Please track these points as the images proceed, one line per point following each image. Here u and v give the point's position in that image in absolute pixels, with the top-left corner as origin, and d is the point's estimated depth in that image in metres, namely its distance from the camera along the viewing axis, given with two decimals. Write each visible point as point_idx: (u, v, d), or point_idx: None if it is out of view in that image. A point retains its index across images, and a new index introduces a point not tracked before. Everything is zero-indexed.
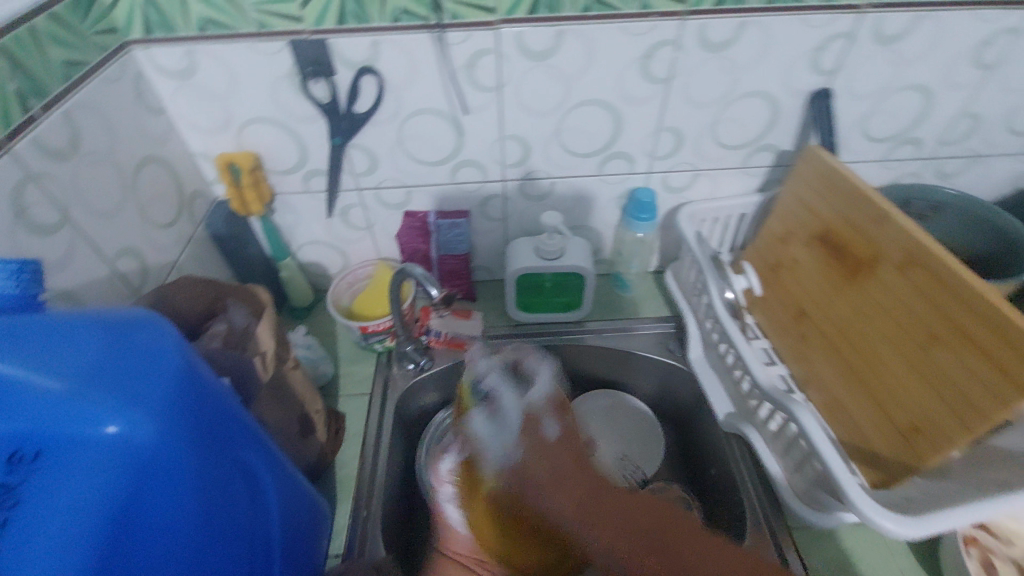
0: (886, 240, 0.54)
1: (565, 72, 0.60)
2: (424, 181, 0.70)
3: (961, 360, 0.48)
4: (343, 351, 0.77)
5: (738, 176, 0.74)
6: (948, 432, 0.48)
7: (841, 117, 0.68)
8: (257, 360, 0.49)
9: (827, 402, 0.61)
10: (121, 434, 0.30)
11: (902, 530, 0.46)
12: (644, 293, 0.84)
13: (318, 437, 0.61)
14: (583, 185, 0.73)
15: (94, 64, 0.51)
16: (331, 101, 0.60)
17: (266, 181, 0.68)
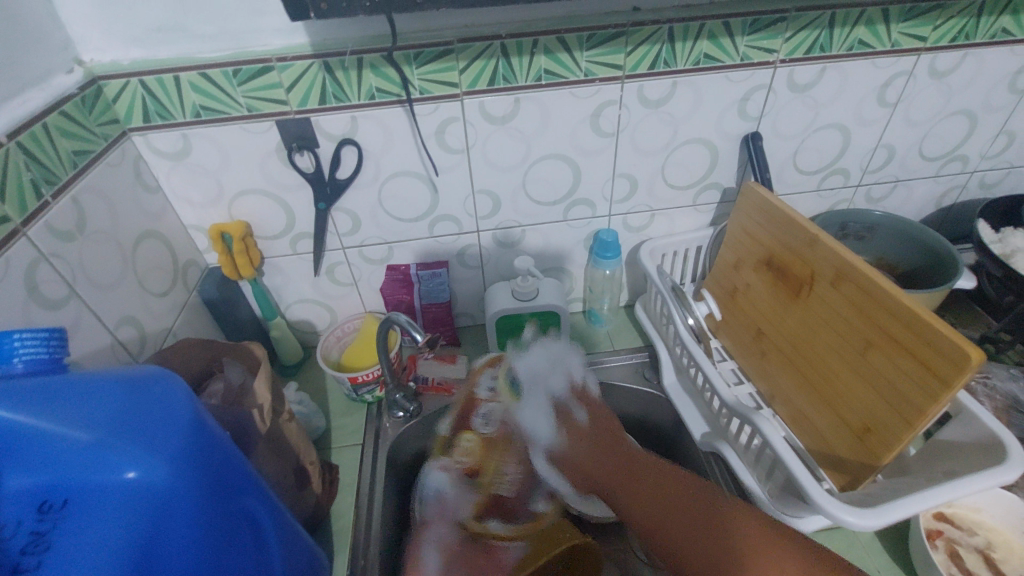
0: (819, 260, 0.61)
1: (525, 133, 0.67)
2: (404, 236, 0.76)
3: (894, 362, 0.53)
4: (334, 404, 0.80)
5: (691, 213, 0.82)
6: (895, 431, 0.53)
7: (774, 154, 0.76)
8: (255, 413, 0.52)
9: (793, 413, 0.66)
10: (140, 479, 0.33)
11: (863, 522, 0.49)
12: (618, 328, 0.90)
13: (313, 488, 0.62)
14: (551, 231, 0.79)
15: (98, 152, 0.56)
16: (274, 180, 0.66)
17: (256, 247, 0.73)
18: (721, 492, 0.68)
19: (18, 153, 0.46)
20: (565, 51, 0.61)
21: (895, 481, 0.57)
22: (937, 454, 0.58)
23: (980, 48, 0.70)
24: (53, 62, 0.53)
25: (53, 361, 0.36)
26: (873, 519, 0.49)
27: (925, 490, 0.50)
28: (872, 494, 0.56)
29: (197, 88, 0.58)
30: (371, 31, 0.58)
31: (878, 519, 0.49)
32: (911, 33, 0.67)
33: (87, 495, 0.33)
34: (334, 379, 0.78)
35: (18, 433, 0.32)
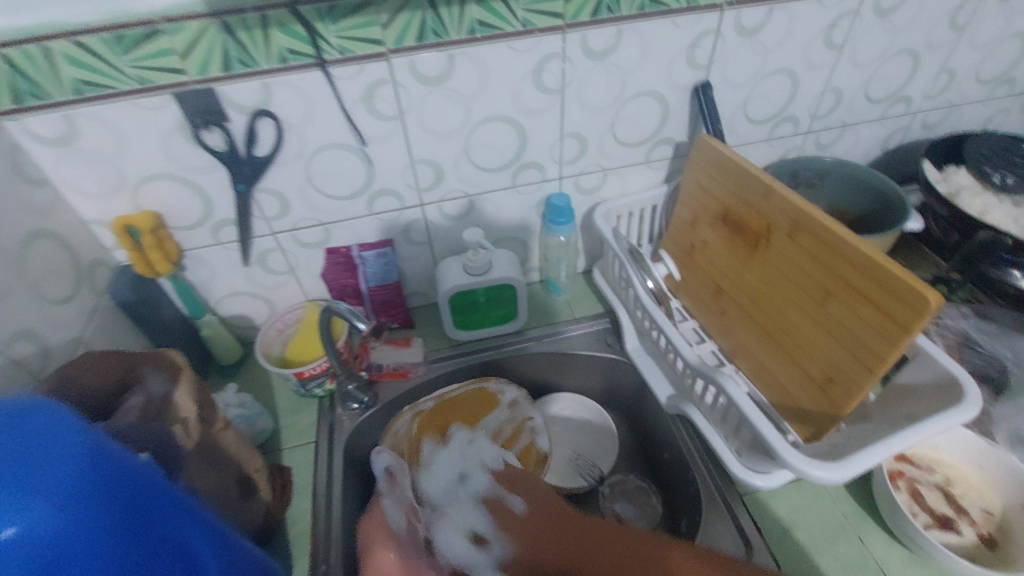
0: (774, 211, 0.59)
1: (621, 68, 0.64)
2: (485, 188, 0.72)
3: (853, 310, 0.52)
4: (280, 402, 0.73)
5: (762, 148, 0.80)
6: (857, 378, 0.53)
7: (847, 84, 0.75)
8: (178, 429, 0.46)
9: (755, 368, 0.66)
10: (16, 530, 0.29)
11: (871, 461, 0.49)
12: (576, 295, 0.86)
13: (261, 495, 0.57)
14: (631, 173, 0.77)
15: (127, 92, 0.52)
16: (229, 147, 0.58)
17: (171, 239, 0.64)
18: (691, 465, 0.66)
19: None
20: None
21: (859, 428, 0.58)
22: (894, 398, 0.58)
23: None
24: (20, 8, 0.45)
25: None
26: (841, 472, 0.49)
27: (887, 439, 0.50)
28: (836, 444, 0.57)
29: (286, 30, 0.51)
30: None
31: (847, 471, 0.48)
32: None
33: None
34: (279, 375, 0.71)
35: None
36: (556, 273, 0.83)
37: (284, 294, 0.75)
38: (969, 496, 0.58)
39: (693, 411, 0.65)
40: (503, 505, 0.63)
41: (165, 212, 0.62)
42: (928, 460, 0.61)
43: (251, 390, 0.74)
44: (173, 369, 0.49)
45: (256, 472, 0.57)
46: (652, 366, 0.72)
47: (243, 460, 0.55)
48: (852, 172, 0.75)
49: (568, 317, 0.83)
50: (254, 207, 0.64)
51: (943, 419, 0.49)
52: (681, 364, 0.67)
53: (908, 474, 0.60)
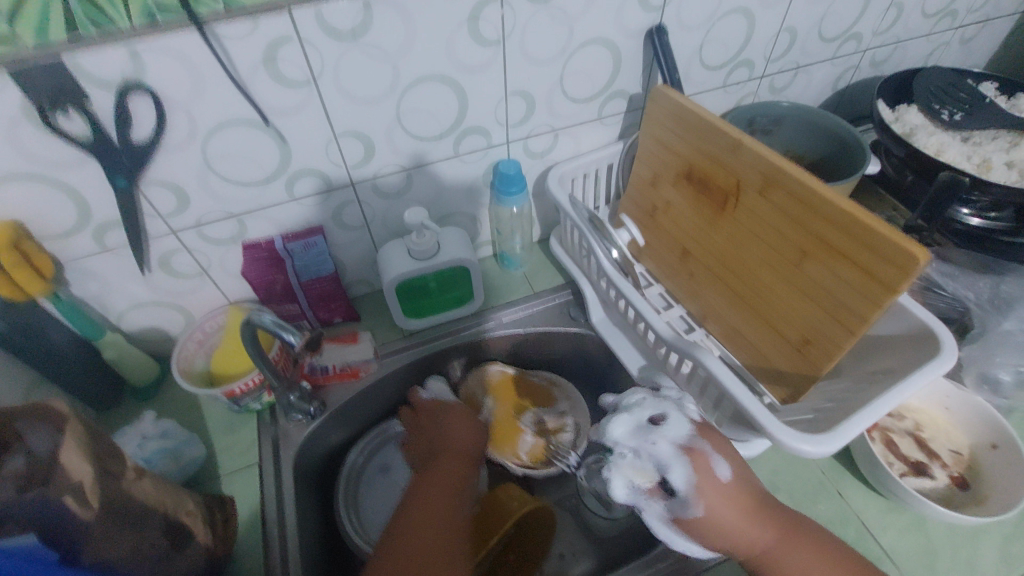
0: (744, 168, 0.54)
1: (568, 13, 0.56)
2: (426, 159, 0.63)
3: (833, 270, 0.49)
4: (214, 422, 0.63)
5: (718, 95, 0.75)
6: (837, 339, 0.51)
7: (802, 22, 0.70)
8: (69, 500, 0.36)
9: (729, 332, 0.63)
10: None
11: (859, 425, 0.47)
12: (535, 267, 0.80)
13: (199, 540, 0.49)
14: (584, 133, 0.70)
15: None
16: (95, 134, 0.46)
17: (40, 251, 0.52)
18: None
19: None
20: None
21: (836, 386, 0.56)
22: (871, 351, 0.56)
23: None
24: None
25: None
26: (831, 442, 0.46)
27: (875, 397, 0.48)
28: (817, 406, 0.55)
29: None
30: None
31: (836, 441, 0.46)
32: None
33: None
34: (207, 394, 0.62)
35: None
36: (512, 247, 0.77)
37: (201, 299, 0.65)
38: (938, 439, 0.59)
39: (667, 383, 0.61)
40: (709, 468, 0.44)
41: (28, 220, 0.50)
42: (898, 408, 0.61)
43: (178, 413, 0.64)
44: (52, 422, 0.40)
45: (190, 516, 0.49)
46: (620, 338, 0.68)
47: (169, 506, 0.46)
48: (811, 117, 0.72)
49: (528, 293, 0.77)
50: (144, 202, 0.53)
51: (920, 375, 0.48)
52: (652, 336, 0.63)
53: (880, 424, 0.60)
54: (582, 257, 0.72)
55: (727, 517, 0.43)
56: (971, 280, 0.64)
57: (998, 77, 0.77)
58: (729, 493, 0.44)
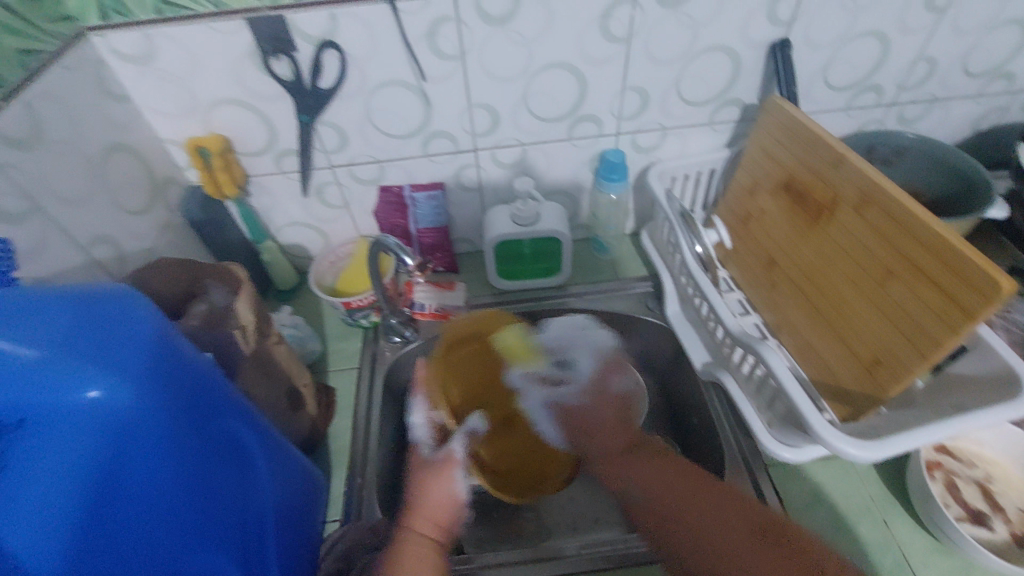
0: (844, 183, 0.55)
1: (695, 19, 0.61)
2: (542, 138, 0.71)
3: (916, 293, 0.49)
4: (329, 328, 0.77)
5: (839, 117, 0.75)
6: (907, 362, 0.50)
7: (945, 53, 0.69)
8: (239, 334, 0.49)
9: (798, 344, 0.63)
10: (101, 399, 0.30)
11: (906, 444, 0.48)
12: (622, 255, 0.85)
13: (308, 410, 0.61)
14: (693, 135, 0.74)
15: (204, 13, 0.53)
16: (295, 78, 0.59)
17: (238, 164, 0.67)
18: (719, 433, 0.66)
19: None
20: None
21: (897, 414, 0.55)
22: (947, 387, 0.55)
23: None
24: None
25: None
26: (873, 452, 0.47)
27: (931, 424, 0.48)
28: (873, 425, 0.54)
29: None
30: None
31: (879, 452, 0.47)
32: None
33: (47, 413, 0.30)
34: (329, 304, 0.75)
35: None
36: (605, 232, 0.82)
37: (339, 227, 0.78)
38: (1007, 494, 0.56)
39: (727, 380, 0.63)
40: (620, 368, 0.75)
41: (234, 138, 0.65)
42: (970, 455, 0.59)
43: (304, 316, 0.78)
44: (232, 283, 0.53)
45: (304, 388, 0.61)
46: (690, 331, 0.70)
47: (294, 375, 0.59)
48: (934, 152, 0.70)
49: (612, 278, 0.82)
50: (314, 138, 0.66)
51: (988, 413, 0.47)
52: (721, 332, 0.64)
53: (945, 465, 0.58)
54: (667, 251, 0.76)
55: (597, 410, 0.72)
56: None
57: None
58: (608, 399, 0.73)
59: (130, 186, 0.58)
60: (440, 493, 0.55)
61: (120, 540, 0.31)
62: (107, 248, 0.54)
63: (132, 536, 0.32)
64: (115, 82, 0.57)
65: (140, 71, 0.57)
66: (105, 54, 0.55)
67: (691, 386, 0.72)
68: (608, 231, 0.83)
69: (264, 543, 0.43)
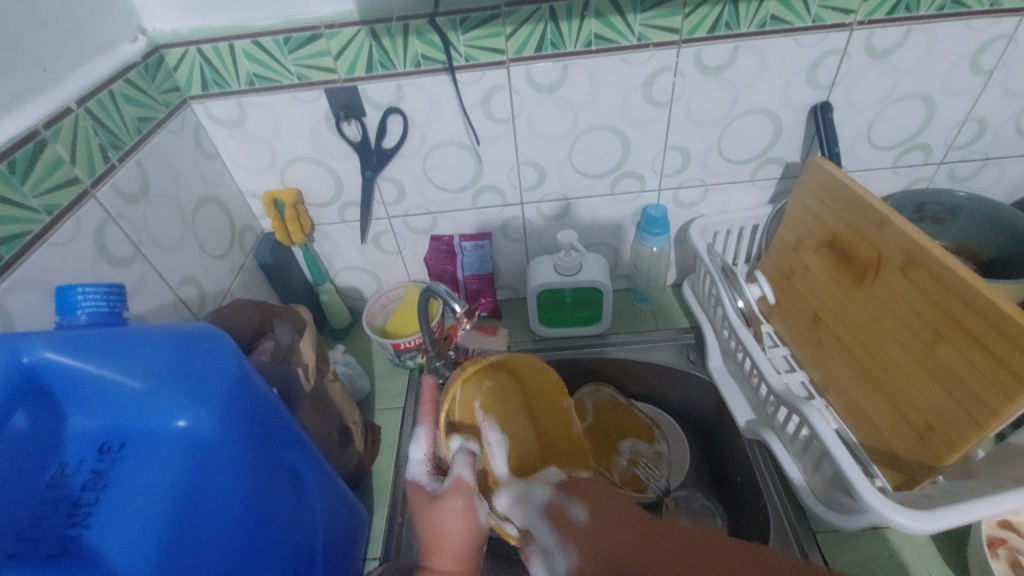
0: (888, 243, 0.55)
1: (734, 85, 0.64)
2: (585, 193, 0.74)
3: (966, 358, 0.48)
4: (378, 367, 0.80)
5: (886, 175, 0.75)
6: (960, 430, 0.48)
7: (996, 114, 0.68)
8: (301, 371, 0.54)
9: (847, 405, 0.61)
10: (187, 427, 0.35)
11: (969, 515, 0.45)
12: (664, 306, 0.86)
13: (356, 446, 0.64)
14: (735, 191, 0.76)
15: (287, 85, 0.61)
16: (362, 139, 0.66)
17: (307, 214, 0.73)
18: (765, 495, 0.63)
19: (88, 119, 0.48)
20: None
21: (957, 483, 0.52)
22: (1012, 459, 0.51)
23: None
24: (115, 30, 0.55)
25: (114, 315, 0.38)
26: (924, 521, 0.45)
27: (986, 497, 0.45)
28: (929, 495, 0.51)
29: (421, 36, 0.58)
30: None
31: (932, 522, 0.45)
32: None
33: (144, 438, 0.35)
34: (379, 344, 0.79)
35: (86, 382, 0.33)
36: (646, 284, 0.83)
37: (392, 272, 0.83)
38: None
39: (772, 439, 0.61)
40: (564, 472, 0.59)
41: (305, 191, 0.71)
42: None
43: (356, 355, 0.82)
44: (297, 323, 0.58)
45: (354, 424, 0.64)
46: (732, 386, 0.70)
47: (345, 411, 0.62)
48: (987, 211, 0.68)
49: (653, 329, 0.83)
50: (376, 192, 0.72)
51: None
52: (765, 388, 0.63)
53: (1011, 543, 0.55)
54: (709, 305, 0.76)
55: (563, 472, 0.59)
56: None
57: None
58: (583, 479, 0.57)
59: (215, 232, 0.65)
60: (453, 522, 0.46)
61: (197, 559, 0.34)
62: (191, 288, 0.60)
63: (208, 556, 0.35)
64: (209, 142, 0.65)
65: (231, 133, 0.65)
66: (204, 119, 0.63)
67: (735, 443, 0.70)
68: (649, 283, 0.83)
69: (313, 574, 0.46)
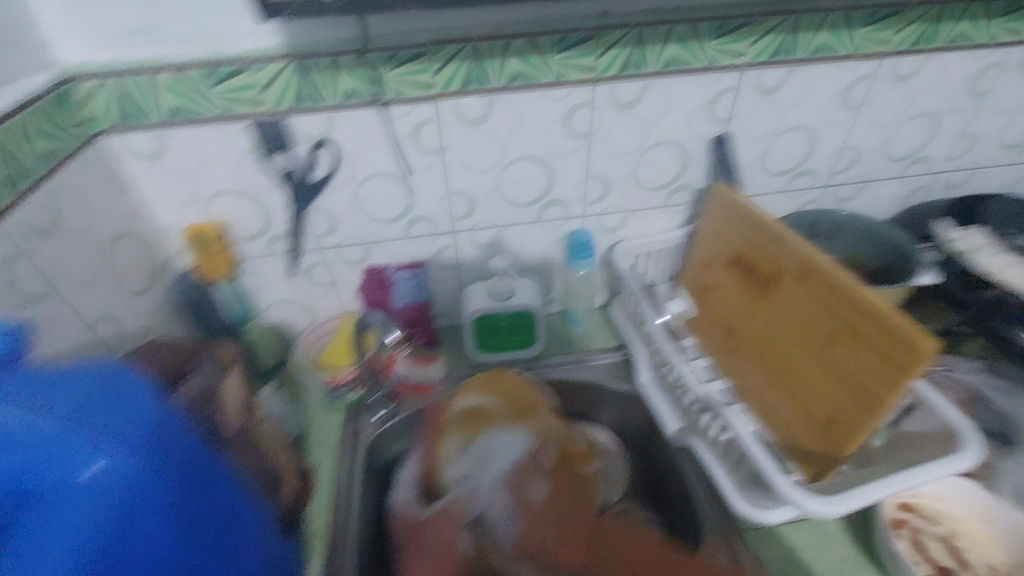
0: (784, 257, 0.61)
1: (646, 119, 0.70)
2: (514, 220, 0.77)
3: (856, 355, 0.54)
4: (311, 404, 0.78)
5: (783, 198, 0.84)
6: (857, 421, 0.54)
7: (865, 142, 0.79)
8: None
9: (762, 409, 0.66)
10: (102, 472, 0.34)
11: (874, 497, 0.50)
12: (596, 326, 0.89)
13: (289, 487, 0.61)
14: (653, 216, 0.82)
15: (211, 117, 0.60)
16: (290, 171, 0.65)
17: (232, 248, 0.71)
18: (696, 499, 0.66)
19: None
20: (695, 39, 0.64)
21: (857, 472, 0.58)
22: (903, 444, 0.58)
23: None
24: (25, 60, 0.53)
25: (14, 362, 0.37)
26: (832, 507, 0.50)
27: (888, 478, 0.51)
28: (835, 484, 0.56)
29: (349, 70, 0.59)
30: (539, 15, 0.61)
31: (840, 507, 0.50)
32: (1006, 27, 0.70)
33: None
34: (312, 380, 0.77)
35: None
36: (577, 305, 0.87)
37: (323, 305, 0.82)
38: (973, 551, 0.58)
39: (699, 445, 0.64)
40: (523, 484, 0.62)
41: (231, 224, 0.70)
42: (933, 513, 0.61)
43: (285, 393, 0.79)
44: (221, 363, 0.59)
45: (286, 463, 0.61)
46: (661, 398, 0.73)
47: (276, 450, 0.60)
48: (867, 226, 0.77)
49: (583, 349, 0.85)
50: (305, 224, 0.71)
51: (937, 467, 0.50)
52: (689, 398, 0.67)
53: (911, 523, 0.60)
54: (635, 322, 0.80)
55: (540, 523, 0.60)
56: None
57: None
58: (542, 510, 0.61)
59: (131, 269, 0.62)
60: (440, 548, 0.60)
61: None
62: (102, 328, 0.56)
63: None
64: (124, 176, 0.63)
65: (149, 166, 0.63)
66: (117, 152, 0.61)
67: (666, 454, 0.73)
68: (579, 305, 0.88)
69: None
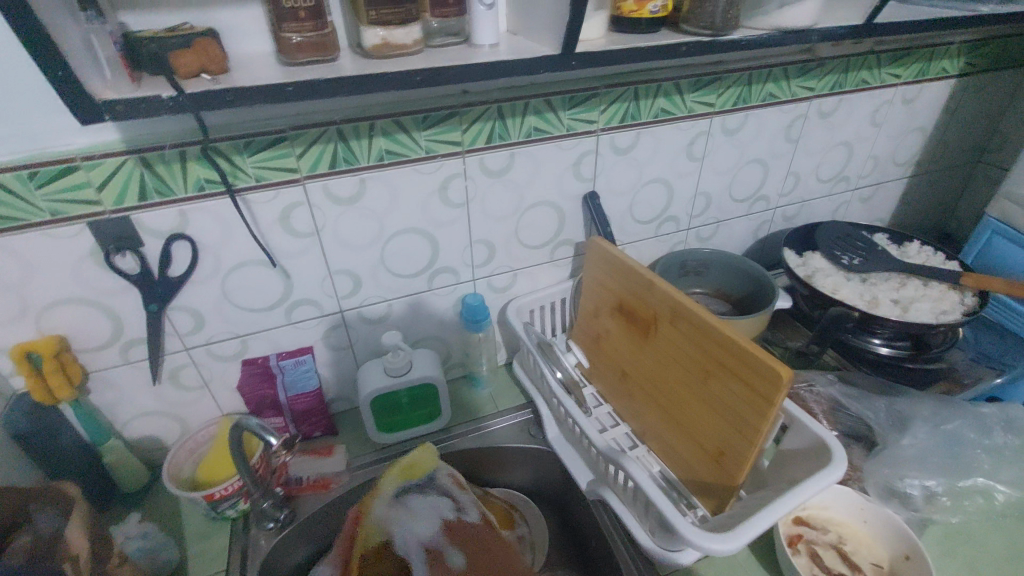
0: (658, 302, 0.65)
1: (519, 183, 0.73)
2: (402, 293, 0.76)
3: (731, 388, 0.58)
4: (189, 527, 0.68)
5: (654, 243, 0.91)
6: (742, 450, 0.57)
7: (714, 188, 0.88)
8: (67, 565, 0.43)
9: (663, 448, 0.68)
10: None
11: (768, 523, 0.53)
12: (500, 387, 0.89)
13: None
14: (540, 272, 0.84)
15: (38, 222, 0.53)
16: (142, 270, 0.59)
17: (76, 362, 0.62)
18: (615, 551, 0.66)
19: None
20: (551, 110, 0.69)
21: (753, 496, 0.61)
22: (786, 463, 0.62)
23: (849, 94, 0.89)
24: None
25: None
26: (733, 541, 0.52)
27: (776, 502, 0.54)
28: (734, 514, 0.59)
29: (202, 161, 0.56)
30: (402, 95, 0.62)
31: (740, 540, 0.52)
32: (804, 86, 0.84)
33: None
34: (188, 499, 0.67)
35: None
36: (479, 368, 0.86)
37: (198, 410, 0.73)
38: (859, 552, 0.64)
39: (609, 496, 0.65)
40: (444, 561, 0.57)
41: (72, 336, 0.61)
42: (822, 522, 0.67)
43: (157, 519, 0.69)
44: (65, 503, 0.48)
45: None
46: (570, 453, 0.74)
47: None
48: (727, 261, 0.86)
49: (490, 412, 0.84)
50: (166, 324, 0.64)
51: (814, 483, 0.55)
52: (594, 449, 0.68)
53: (805, 536, 0.65)
54: (537, 378, 0.81)
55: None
56: (871, 404, 0.75)
57: (886, 230, 0.96)
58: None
59: None
60: None
61: None
62: None
63: None
64: None
65: None
66: None
67: (582, 507, 0.74)
68: (482, 366, 0.86)
69: None
